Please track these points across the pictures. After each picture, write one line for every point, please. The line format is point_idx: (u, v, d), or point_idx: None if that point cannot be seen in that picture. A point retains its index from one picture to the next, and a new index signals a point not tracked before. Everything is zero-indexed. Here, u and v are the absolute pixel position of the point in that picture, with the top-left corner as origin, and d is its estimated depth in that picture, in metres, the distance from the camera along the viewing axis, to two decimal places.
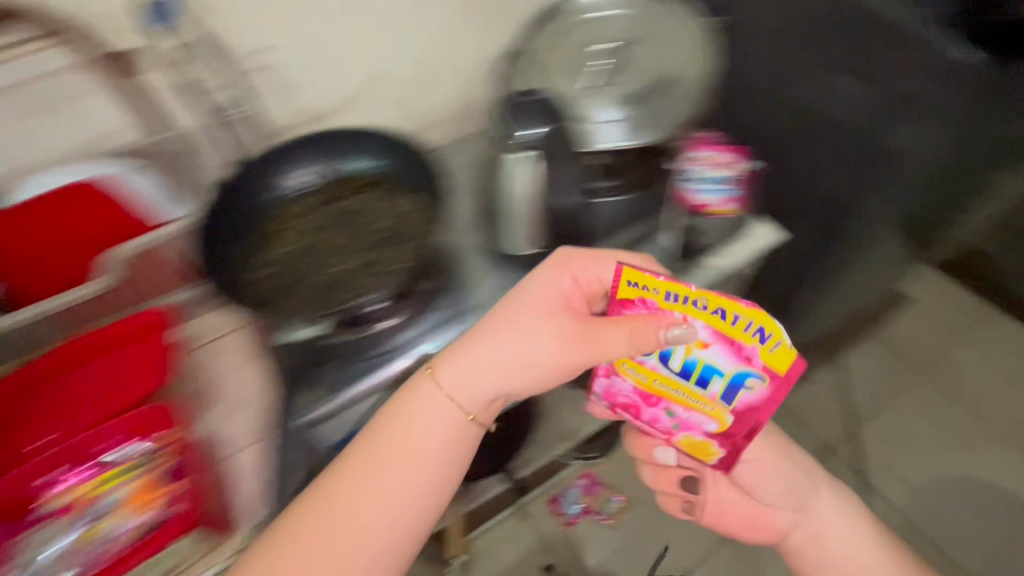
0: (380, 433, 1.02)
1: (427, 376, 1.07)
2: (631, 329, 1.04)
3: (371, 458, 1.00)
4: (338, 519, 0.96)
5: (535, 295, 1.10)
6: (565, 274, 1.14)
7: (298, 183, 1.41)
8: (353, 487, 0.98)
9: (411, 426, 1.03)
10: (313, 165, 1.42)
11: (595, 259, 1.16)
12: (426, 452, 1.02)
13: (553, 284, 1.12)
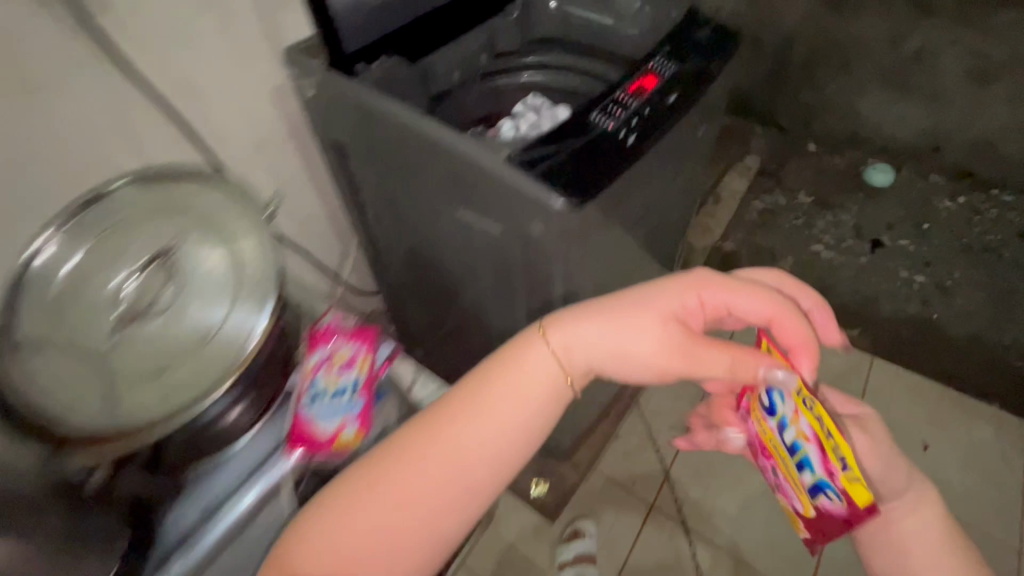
0: (486, 398, 0.60)
1: (542, 340, 0.62)
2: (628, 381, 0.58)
3: (506, 405, 0.60)
4: (408, 480, 0.57)
5: (643, 297, 0.63)
6: (679, 289, 0.64)
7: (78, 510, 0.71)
8: (450, 421, 0.59)
9: (541, 397, 0.61)
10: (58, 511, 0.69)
11: (670, 332, 0.60)
12: (529, 423, 0.60)
13: (690, 283, 0.65)
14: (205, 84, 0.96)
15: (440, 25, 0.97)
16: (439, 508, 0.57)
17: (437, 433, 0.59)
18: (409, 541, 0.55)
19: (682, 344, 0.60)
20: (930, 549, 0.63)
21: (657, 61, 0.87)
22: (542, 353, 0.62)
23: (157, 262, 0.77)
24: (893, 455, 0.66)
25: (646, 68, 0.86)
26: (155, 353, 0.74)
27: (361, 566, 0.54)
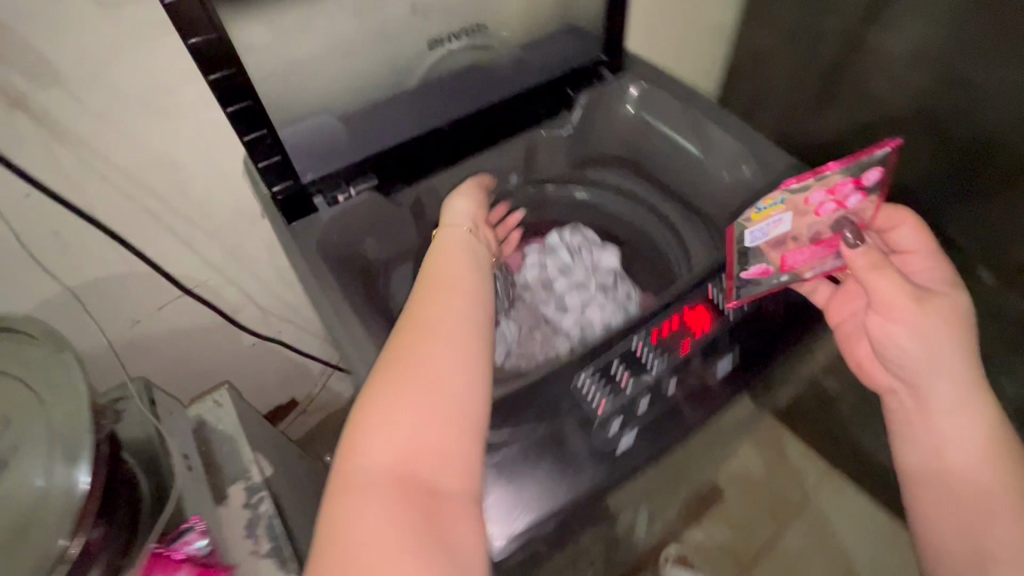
0: (433, 305, 0.56)
1: (447, 229, 0.66)
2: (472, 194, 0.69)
3: (448, 322, 0.55)
4: (409, 435, 0.48)
5: (462, 250, 0.64)
6: (474, 214, 0.68)
7: None
8: (421, 402, 0.49)
9: (466, 277, 0.60)
10: None
11: (481, 203, 0.69)
12: (472, 294, 0.59)
13: (480, 180, 0.72)
14: (186, 159, 0.82)
15: (452, 149, 0.73)
16: (446, 422, 0.49)
17: (420, 375, 0.51)
18: (440, 469, 0.47)
19: (481, 195, 0.70)
20: (969, 418, 0.59)
21: (712, 290, 0.66)
22: (451, 241, 0.64)
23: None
24: (943, 342, 0.58)
25: (693, 300, 0.65)
26: None
27: (416, 489, 0.46)
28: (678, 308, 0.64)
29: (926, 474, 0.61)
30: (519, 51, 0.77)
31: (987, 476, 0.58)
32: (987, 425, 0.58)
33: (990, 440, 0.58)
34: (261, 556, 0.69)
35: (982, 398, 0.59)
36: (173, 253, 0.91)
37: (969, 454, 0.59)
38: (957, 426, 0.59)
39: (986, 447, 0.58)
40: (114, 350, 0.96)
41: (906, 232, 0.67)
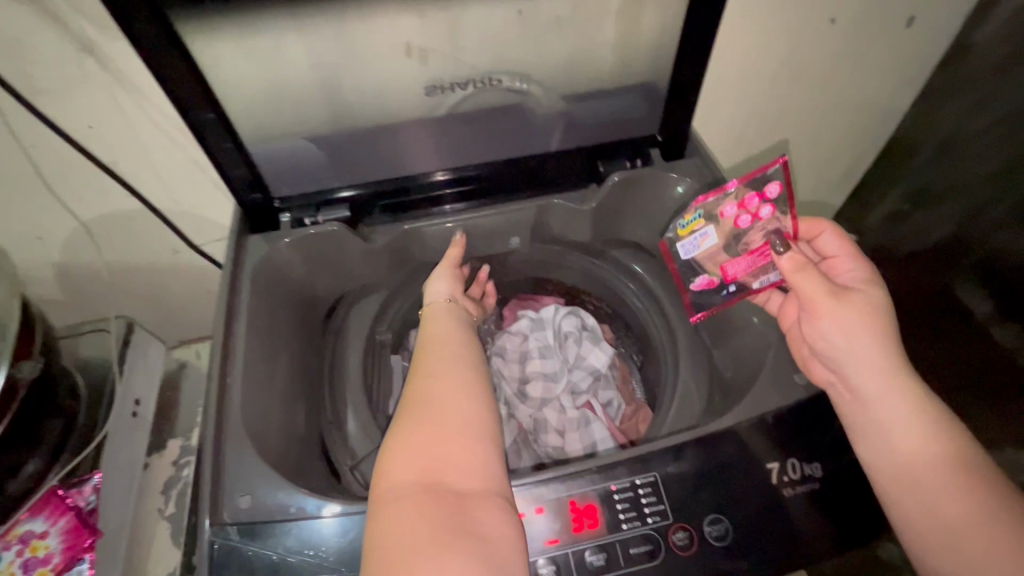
0: (432, 345, 0.57)
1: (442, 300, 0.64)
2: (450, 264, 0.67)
3: (445, 354, 0.55)
4: (435, 444, 0.47)
5: (450, 312, 0.63)
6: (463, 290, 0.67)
7: None
8: (442, 417, 0.49)
9: (461, 328, 0.60)
10: None
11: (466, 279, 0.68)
12: (466, 335, 0.60)
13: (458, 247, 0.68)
14: None
15: (446, 194, 0.68)
16: (463, 433, 0.48)
17: (429, 396, 0.50)
18: (464, 471, 0.46)
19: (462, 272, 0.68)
20: (954, 493, 0.48)
21: (616, 486, 0.50)
22: (437, 311, 0.63)
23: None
24: (864, 299, 0.52)
25: (586, 495, 0.49)
26: None
27: (444, 494, 0.44)
28: (564, 496, 0.49)
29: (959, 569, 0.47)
30: (563, 105, 0.68)
31: (980, 514, 0.47)
32: (946, 453, 0.49)
33: (965, 475, 0.49)
34: (163, 516, 0.75)
35: (930, 434, 0.50)
36: (209, 205, 0.95)
37: (965, 514, 0.47)
38: (925, 469, 0.49)
39: (973, 492, 0.48)
40: (147, 271, 1.04)
41: (827, 238, 0.60)
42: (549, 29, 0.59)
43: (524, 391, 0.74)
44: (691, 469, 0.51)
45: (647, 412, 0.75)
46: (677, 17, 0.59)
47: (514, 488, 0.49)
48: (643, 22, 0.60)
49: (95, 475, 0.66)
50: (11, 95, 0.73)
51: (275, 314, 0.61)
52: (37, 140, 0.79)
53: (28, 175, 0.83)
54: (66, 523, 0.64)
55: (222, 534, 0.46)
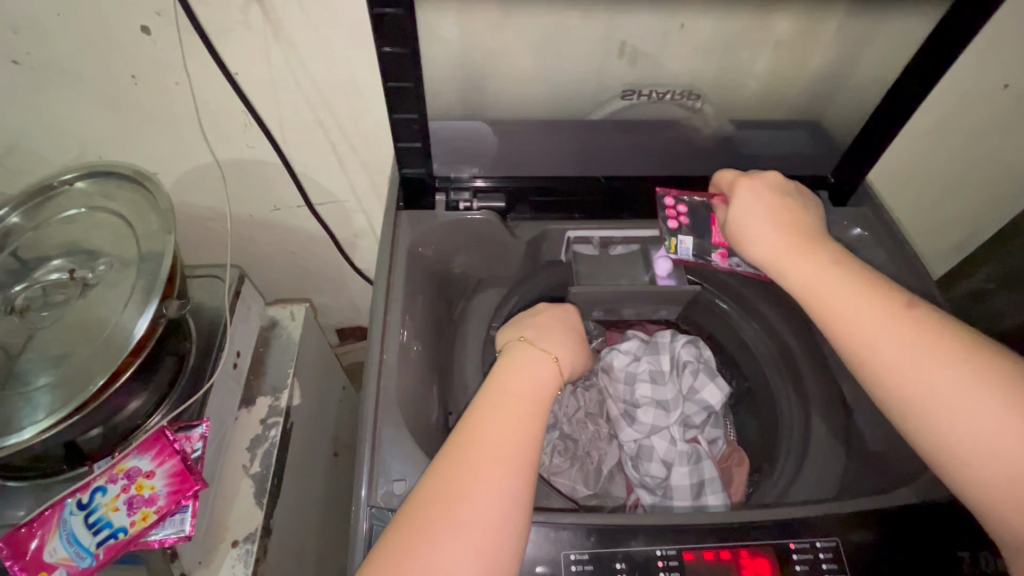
0: (478, 418, 0.46)
1: (528, 345, 0.54)
2: (573, 331, 0.58)
3: (474, 441, 0.44)
4: (456, 470, 0.43)
5: (529, 369, 0.51)
6: (570, 356, 0.55)
7: (21, 359, 0.58)
8: (483, 451, 0.44)
9: (522, 393, 0.49)
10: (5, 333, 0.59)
11: (585, 350, 0.57)
12: (524, 417, 0.47)
13: (579, 321, 0.59)
14: (369, 96, 0.81)
15: (595, 202, 0.68)
16: (500, 480, 0.42)
17: (471, 427, 0.46)
18: (484, 515, 0.41)
19: (580, 339, 0.58)
20: (875, 325, 0.51)
21: (795, 543, 0.49)
22: (523, 355, 0.53)
23: (66, 273, 0.62)
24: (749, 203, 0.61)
25: (759, 545, 0.49)
26: (62, 335, 0.59)
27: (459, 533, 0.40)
28: (736, 543, 0.49)
29: (911, 396, 0.49)
30: (731, 130, 0.66)
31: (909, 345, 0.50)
32: (862, 290, 0.54)
33: (881, 304, 0.52)
34: (248, 473, 0.73)
35: (840, 279, 0.55)
36: (325, 172, 0.94)
37: (890, 340, 0.50)
38: (847, 310, 0.53)
39: (896, 318, 0.51)
40: (243, 222, 1.03)
41: (725, 174, 0.65)
42: (766, 47, 0.58)
43: (633, 414, 0.69)
44: (872, 537, 0.49)
45: (741, 455, 0.71)
46: (898, 60, 0.58)
47: (682, 528, 0.49)
48: (858, 60, 0.59)
49: (203, 424, 0.65)
50: (194, 33, 0.71)
51: (417, 292, 0.60)
52: (191, 77, 0.76)
53: (169, 107, 0.81)
54: (173, 466, 0.61)
55: (382, 517, 0.46)
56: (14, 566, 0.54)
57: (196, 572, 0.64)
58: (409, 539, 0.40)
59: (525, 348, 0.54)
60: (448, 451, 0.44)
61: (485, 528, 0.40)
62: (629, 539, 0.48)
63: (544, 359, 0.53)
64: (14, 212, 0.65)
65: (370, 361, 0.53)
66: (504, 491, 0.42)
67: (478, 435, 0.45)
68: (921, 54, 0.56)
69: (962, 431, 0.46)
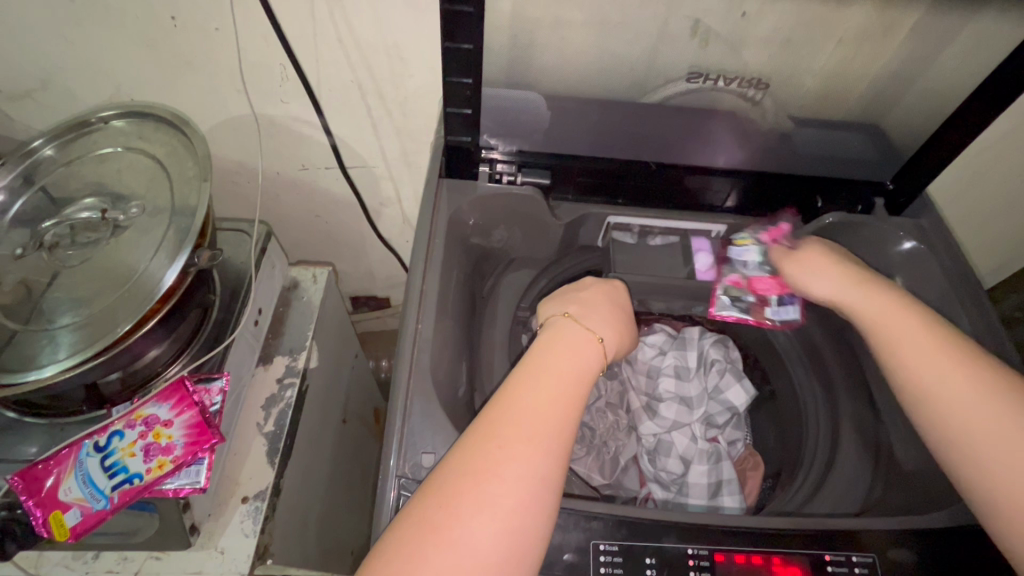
0: (517, 394, 0.45)
1: (572, 322, 0.52)
2: (607, 296, 0.56)
3: (509, 415, 0.43)
4: (489, 438, 0.42)
5: (572, 349, 0.50)
6: (615, 336, 0.54)
7: (49, 299, 0.57)
8: (517, 419, 0.43)
9: (565, 369, 0.47)
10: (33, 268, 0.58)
11: (629, 328, 0.55)
12: (562, 397, 0.46)
13: (617, 297, 0.57)
14: (411, 57, 0.78)
15: (639, 188, 0.65)
16: (530, 446, 0.42)
17: (506, 398, 0.45)
18: (514, 481, 0.40)
19: (627, 317, 0.56)
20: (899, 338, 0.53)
21: (829, 557, 0.49)
22: (567, 333, 0.51)
23: (96, 212, 0.61)
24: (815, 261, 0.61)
25: (794, 555, 0.49)
26: (92, 276, 0.58)
27: (487, 494, 0.39)
28: (769, 550, 0.49)
29: (925, 401, 0.51)
30: (790, 126, 0.64)
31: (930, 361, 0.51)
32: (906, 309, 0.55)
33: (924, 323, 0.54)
34: (262, 432, 0.72)
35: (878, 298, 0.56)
36: (358, 134, 0.91)
37: (911, 349, 0.52)
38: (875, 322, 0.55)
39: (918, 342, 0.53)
40: (271, 180, 1.01)
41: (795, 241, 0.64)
42: (840, 41, 0.55)
43: (655, 407, 0.68)
44: (911, 558, 0.49)
45: (757, 459, 0.70)
46: (980, 67, 0.55)
47: (715, 529, 0.49)
48: (937, 64, 0.56)
49: (223, 377, 0.64)
50: None
51: (454, 262, 0.59)
52: (234, 27, 0.74)
53: (208, 54, 0.79)
54: (192, 418, 0.60)
55: (409, 489, 0.45)
56: (29, 501, 0.54)
57: (206, 523, 0.64)
58: (438, 505, 0.39)
59: (567, 325, 0.52)
60: (482, 420, 0.44)
61: (512, 491, 0.40)
62: (661, 536, 0.48)
63: (584, 337, 0.51)
64: (47, 145, 0.63)
65: (406, 330, 0.52)
66: (531, 453, 0.41)
67: (511, 404, 0.44)
68: (1007, 63, 0.53)
69: (977, 440, 0.47)
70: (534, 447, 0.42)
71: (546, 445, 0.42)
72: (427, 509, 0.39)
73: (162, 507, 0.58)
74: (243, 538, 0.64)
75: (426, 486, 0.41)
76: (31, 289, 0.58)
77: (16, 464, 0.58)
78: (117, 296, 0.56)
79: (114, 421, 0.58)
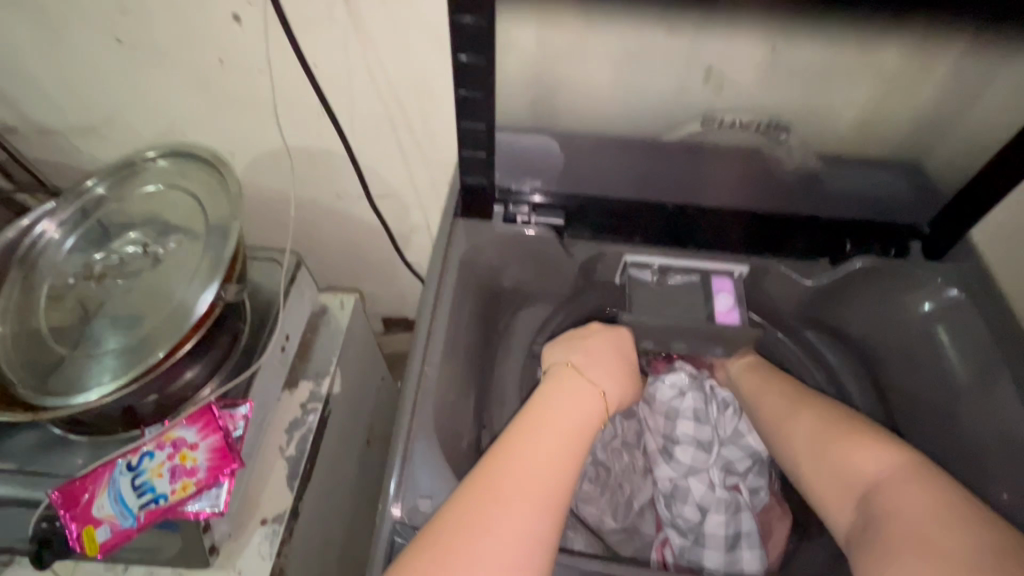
0: (514, 446, 0.45)
1: (575, 374, 0.53)
2: (613, 345, 0.57)
3: (504, 469, 0.43)
4: (490, 491, 0.42)
5: (571, 401, 0.50)
6: (616, 391, 0.55)
7: (95, 326, 0.62)
8: (518, 473, 0.43)
9: (565, 422, 0.48)
10: (84, 296, 0.64)
11: (631, 383, 0.56)
12: (555, 453, 0.46)
13: (622, 345, 0.58)
14: (439, 95, 0.81)
15: (661, 228, 0.64)
16: (529, 499, 0.42)
17: (507, 450, 0.45)
18: (513, 535, 0.40)
19: (629, 369, 0.57)
20: (826, 430, 0.55)
21: None
22: (570, 384, 0.52)
23: (140, 246, 0.66)
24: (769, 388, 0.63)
25: None
26: (133, 304, 0.62)
27: (488, 550, 0.39)
28: None
29: (851, 479, 0.51)
30: (818, 165, 0.61)
31: (848, 447, 0.53)
32: (901, 462, 0.50)
33: (924, 481, 0.47)
34: (283, 455, 0.75)
35: (817, 410, 0.58)
36: (389, 166, 0.95)
37: (838, 441, 0.54)
38: (801, 422, 0.58)
39: (845, 431, 0.54)
40: (307, 208, 1.06)
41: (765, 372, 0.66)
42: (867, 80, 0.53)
43: (671, 450, 0.66)
44: None
45: (785, 508, 0.65)
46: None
47: None
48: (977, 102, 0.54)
49: (246, 403, 0.66)
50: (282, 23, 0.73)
51: (467, 300, 0.60)
52: (276, 69, 0.80)
53: (252, 92, 0.84)
54: (215, 442, 0.62)
55: (405, 532, 0.45)
56: (67, 514, 0.58)
57: (225, 542, 0.67)
58: (436, 562, 0.38)
59: (567, 379, 0.52)
60: (481, 472, 0.43)
61: (511, 546, 0.39)
62: None
63: (587, 390, 0.52)
64: (100, 184, 0.69)
65: (409, 373, 0.53)
66: (529, 506, 0.42)
67: (512, 457, 0.44)
68: None
69: (899, 508, 0.46)
70: (532, 501, 0.42)
71: (545, 498, 0.42)
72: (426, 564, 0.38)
73: (184, 526, 0.61)
74: (260, 560, 0.66)
75: (424, 541, 0.40)
76: (80, 316, 0.63)
77: (58, 477, 0.62)
78: (155, 323, 0.60)
79: (145, 442, 0.62)
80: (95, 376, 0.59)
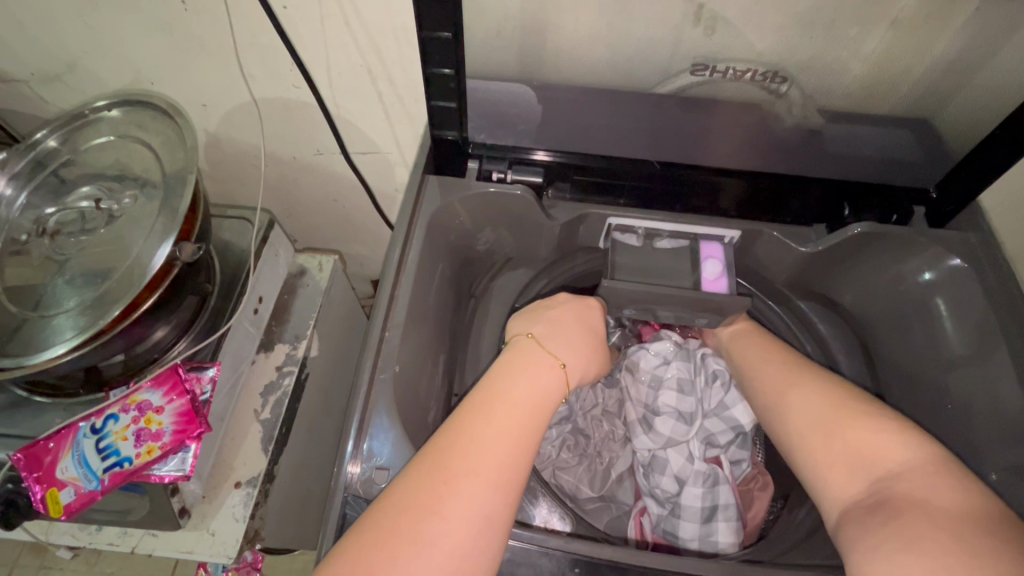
0: (467, 422, 0.43)
1: (535, 345, 0.51)
2: (581, 314, 0.56)
3: (458, 447, 0.42)
4: (439, 469, 0.40)
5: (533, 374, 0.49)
6: (580, 363, 0.53)
7: (51, 286, 0.59)
8: (470, 450, 0.41)
9: (524, 397, 0.46)
10: (38, 255, 0.60)
11: (595, 357, 0.55)
12: (512, 430, 0.44)
13: (592, 316, 0.57)
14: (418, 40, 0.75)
15: (644, 189, 0.62)
16: (480, 478, 0.40)
17: (461, 426, 0.43)
18: (461, 515, 0.38)
19: (596, 343, 0.56)
20: (827, 405, 0.51)
21: None
22: (532, 355, 0.50)
23: (93, 201, 0.62)
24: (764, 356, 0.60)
25: None
26: (88, 263, 0.59)
27: (433, 529, 0.37)
28: None
29: (862, 455, 0.46)
30: (820, 122, 0.56)
31: (857, 423, 0.48)
32: (927, 454, 0.45)
33: (953, 479, 0.43)
34: (259, 418, 0.73)
35: (817, 384, 0.54)
36: (368, 121, 0.89)
37: (845, 415, 0.49)
38: (799, 394, 0.54)
39: (848, 408, 0.50)
40: (286, 164, 1.01)
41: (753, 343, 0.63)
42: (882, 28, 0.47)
43: (650, 421, 0.63)
44: None
45: (767, 479, 0.64)
46: None
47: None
48: (1004, 54, 0.48)
49: (213, 366, 0.64)
50: None
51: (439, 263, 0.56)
52: (241, 13, 0.73)
53: (219, 39, 0.78)
54: (182, 406, 0.61)
55: (357, 503, 0.44)
56: (32, 476, 0.57)
57: (198, 504, 0.66)
58: (378, 540, 0.37)
59: (529, 350, 0.51)
60: (433, 450, 0.42)
61: (458, 526, 0.38)
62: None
63: (547, 361, 0.50)
64: (51, 135, 0.65)
65: (371, 339, 0.50)
66: (480, 486, 0.40)
67: (465, 434, 0.42)
68: None
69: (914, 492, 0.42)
70: (483, 480, 0.40)
71: (497, 478, 0.41)
72: (368, 543, 0.37)
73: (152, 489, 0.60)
74: (233, 523, 0.66)
75: (369, 520, 0.39)
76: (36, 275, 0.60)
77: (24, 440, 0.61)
78: (109, 282, 0.57)
79: (109, 404, 0.60)
80: (49, 338, 0.56)
